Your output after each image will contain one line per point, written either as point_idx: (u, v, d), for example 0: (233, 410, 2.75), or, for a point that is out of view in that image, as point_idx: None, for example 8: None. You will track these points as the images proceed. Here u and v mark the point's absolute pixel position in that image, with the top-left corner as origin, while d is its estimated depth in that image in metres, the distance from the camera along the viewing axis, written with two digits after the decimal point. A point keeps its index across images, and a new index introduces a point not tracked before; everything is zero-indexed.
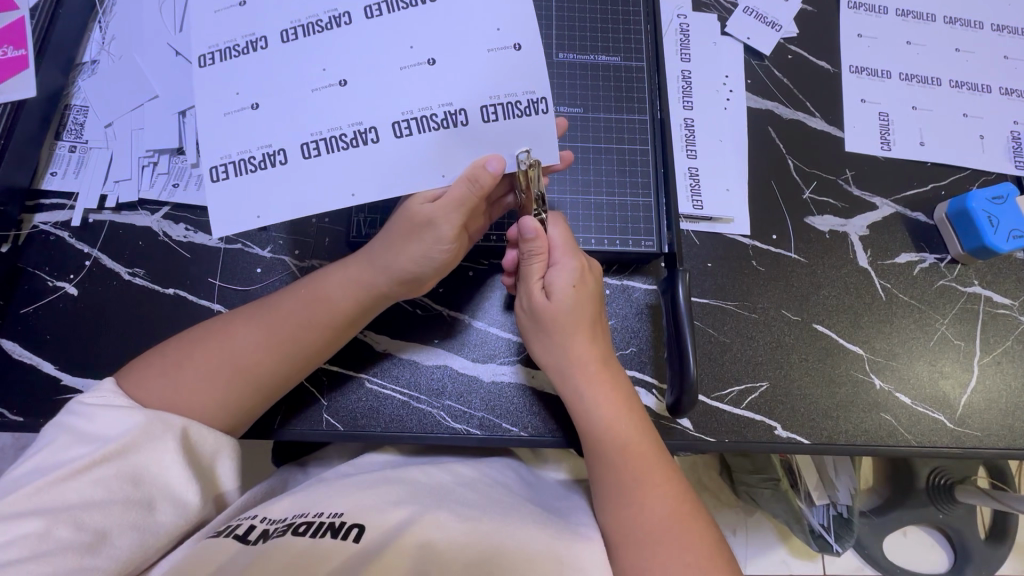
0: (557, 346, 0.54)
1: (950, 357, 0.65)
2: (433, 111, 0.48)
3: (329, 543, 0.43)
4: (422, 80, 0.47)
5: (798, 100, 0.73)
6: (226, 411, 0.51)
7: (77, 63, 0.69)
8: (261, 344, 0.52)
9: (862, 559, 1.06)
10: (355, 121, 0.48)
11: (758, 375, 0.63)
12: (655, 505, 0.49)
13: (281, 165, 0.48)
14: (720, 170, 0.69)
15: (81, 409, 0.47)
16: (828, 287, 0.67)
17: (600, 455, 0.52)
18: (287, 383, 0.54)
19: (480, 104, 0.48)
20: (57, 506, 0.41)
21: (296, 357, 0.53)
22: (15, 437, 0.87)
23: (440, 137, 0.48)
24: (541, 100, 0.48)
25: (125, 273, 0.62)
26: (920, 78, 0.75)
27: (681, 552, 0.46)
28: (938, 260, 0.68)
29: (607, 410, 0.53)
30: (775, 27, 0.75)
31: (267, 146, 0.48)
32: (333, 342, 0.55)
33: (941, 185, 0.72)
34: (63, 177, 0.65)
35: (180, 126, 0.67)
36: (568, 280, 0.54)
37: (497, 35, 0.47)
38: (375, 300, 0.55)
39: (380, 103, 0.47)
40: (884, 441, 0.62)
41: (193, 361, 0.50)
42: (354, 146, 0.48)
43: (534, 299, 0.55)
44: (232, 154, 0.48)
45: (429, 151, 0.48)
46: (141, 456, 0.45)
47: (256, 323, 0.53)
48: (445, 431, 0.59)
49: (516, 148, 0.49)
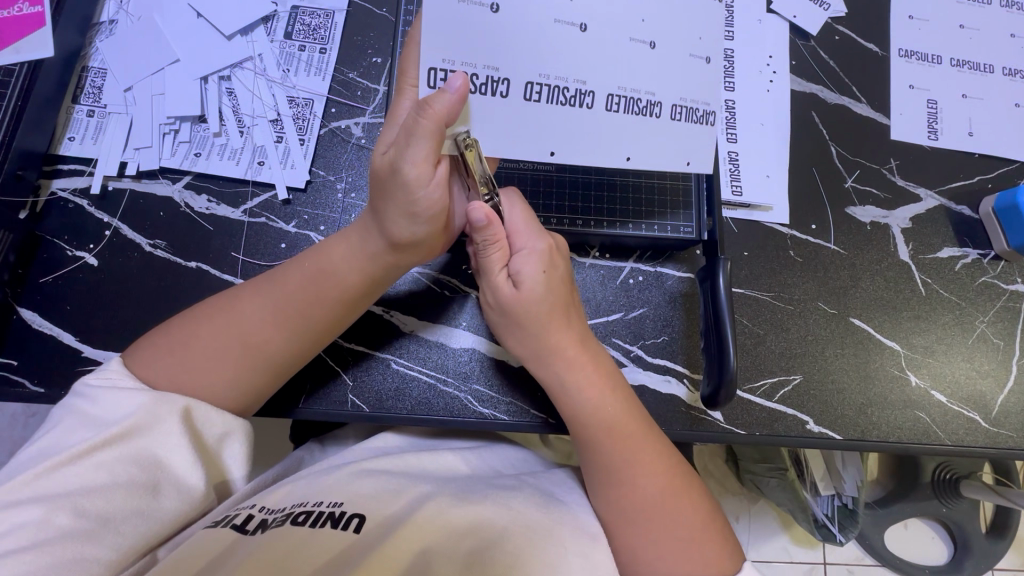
0: (529, 336, 0.51)
1: (987, 356, 0.63)
2: (640, 96, 0.46)
3: (346, 537, 0.42)
4: (570, 42, 0.45)
5: (844, 84, 0.70)
6: (240, 392, 0.49)
7: (94, 23, 0.66)
8: (272, 322, 0.49)
9: (862, 549, 1.06)
10: (579, 79, 0.45)
11: (791, 368, 0.61)
12: (646, 484, 0.49)
13: (501, 96, 0.44)
14: (761, 155, 0.67)
15: (88, 391, 0.45)
16: (867, 280, 0.65)
17: (583, 437, 0.51)
18: (303, 360, 0.52)
19: (673, 102, 0.47)
20: (56, 492, 0.40)
21: (308, 333, 0.51)
22: (26, 404, 0.86)
23: (639, 124, 0.47)
24: (714, 112, 0.48)
25: (146, 245, 0.61)
26: (971, 64, 0.71)
27: (675, 526, 0.47)
28: (982, 255, 0.66)
29: (589, 391, 0.51)
30: (822, 6, 0.72)
31: (493, 69, 0.43)
32: (348, 316, 0.53)
33: (987, 178, 0.69)
34: (81, 142, 0.63)
35: (201, 92, 0.64)
36: (536, 266, 0.50)
37: (696, 46, 0.47)
38: (385, 271, 0.52)
39: (605, 68, 0.45)
40: (917, 439, 0.61)
41: (200, 341, 0.48)
42: (572, 106, 0.46)
43: (501, 291, 0.50)
44: (457, 63, 0.43)
45: (627, 133, 0.47)
46: (146, 439, 0.43)
47: (264, 299, 0.50)
48: (471, 414, 0.58)
49: (686, 150, 0.48)
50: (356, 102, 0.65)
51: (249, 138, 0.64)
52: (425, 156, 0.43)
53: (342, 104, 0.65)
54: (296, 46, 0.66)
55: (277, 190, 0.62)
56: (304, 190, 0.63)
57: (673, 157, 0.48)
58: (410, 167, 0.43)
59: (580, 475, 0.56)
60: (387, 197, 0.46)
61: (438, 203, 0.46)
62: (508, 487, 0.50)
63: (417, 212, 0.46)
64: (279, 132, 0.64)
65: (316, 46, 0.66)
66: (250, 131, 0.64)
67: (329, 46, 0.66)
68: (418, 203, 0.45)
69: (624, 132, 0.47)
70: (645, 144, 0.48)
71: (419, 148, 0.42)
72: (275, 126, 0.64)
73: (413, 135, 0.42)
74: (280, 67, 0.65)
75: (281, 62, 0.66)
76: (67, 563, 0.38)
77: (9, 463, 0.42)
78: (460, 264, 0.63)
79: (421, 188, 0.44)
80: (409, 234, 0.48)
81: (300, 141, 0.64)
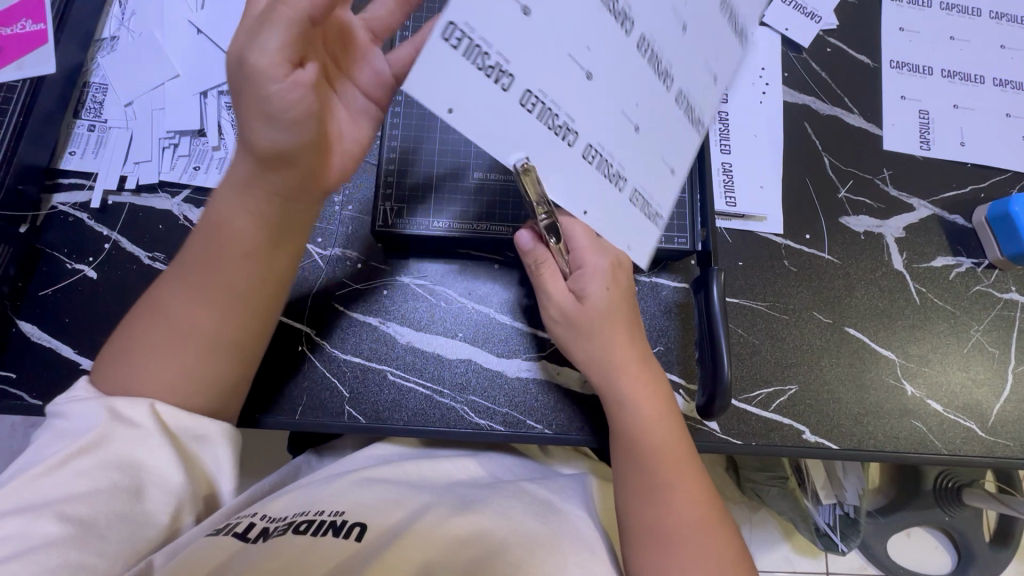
0: (595, 347, 0.53)
1: (984, 365, 0.64)
2: (610, 162, 0.44)
3: (343, 543, 0.42)
4: (575, 83, 0.40)
5: (836, 95, 0.71)
6: (192, 380, 0.47)
7: (96, 39, 0.67)
8: (192, 298, 0.48)
9: (866, 559, 1.05)
10: (573, 113, 0.41)
11: (787, 378, 0.61)
12: (683, 508, 0.48)
13: (501, 89, 0.37)
14: (755, 166, 0.67)
15: (59, 410, 0.46)
16: (861, 289, 0.65)
17: (632, 452, 0.51)
18: (239, 331, 0.49)
19: (633, 185, 0.47)
20: (39, 502, 0.40)
21: (228, 295, 0.48)
22: (25, 416, 0.87)
23: (602, 187, 0.45)
24: (661, 217, 0.50)
25: (145, 258, 0.61)
26: (962, 75, 0.72)
27: (704, 558, 0.46)
28: (976, 264, 0.67)
29: (647, 408, 0.52)
30: (814, 19, 0.73)
31: (503, 59, 0.37)
32: (264, 270, 0.50)
33: (980, 188, 0.69)
34: (81, 156, 0.64)
35: (201, 107, 0.65)
36: (600, 284, 0.52)
37: (667, 156, 0.49)
38: (277, 207, 0.48)
39: (598, 120, 0.43)
40: (913, 449, 0.61)
41: (136, 341, 0.47)
42: (556, 135, 0.40)
43: (563, 304, 0.53)
44: (473, 28, 0.35)
45: (589, 187, 0.44)
46: (116, 444, 0.43)
47: (179, 280, 0.48)
48: (468, 425, 0.58)
49: (630, 235, 0.48)
50: None
51: None
52: (278, 46, 0.41)
53: None
54: None
55: None
56: None
57: (616, 234, 0.47)
58: (261, 57, 0.41)
59: (579, 486, 0.56)
60: (244, 101, 0.43)
61: (301, 106, 0.43)
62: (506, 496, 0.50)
63: (274, 113, 0.43)
64: None
65: None
66: None
67: None
68: (272, 100, 0.42)
69: (587, 184, 0.44)
70: (603, 204, 0.45)
71: (273, 35, 0.40)
72: None
73: (267, 21, 0.40)
74: None
75: None
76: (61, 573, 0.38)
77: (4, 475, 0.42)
78: (457, 276, 0.63)
79: (272, 82, 0.41)
80: (275, 142, 0.44)
81: None
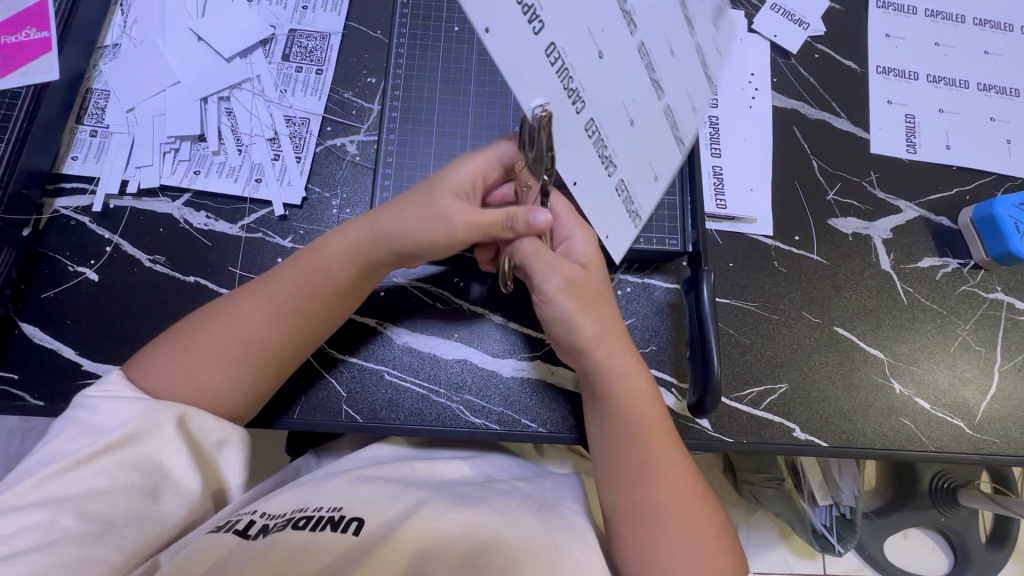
0: (598, 321, 0.52)
1: (971, 364, 0.65)
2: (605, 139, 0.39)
3: (345, 538, 0.43)
4: (602, 41, 0.35)
5: (824, 100, 0.72)
6: (238, 393, 0.50)
7: (98, 47, 0.68)
8: (264, 318, 0.51)
9: (862, 560, 1.06)
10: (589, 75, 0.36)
11: (778, 377, 0.62)
12: (670, 487, 0.49)
13: (536, 21, 0.32)
14: (744, 168, 0.69)
15: (88, 402, 0.46)
16: (849, 289, 0.66)
17: (620, 433, 0.51)
18: (295, 358, 0.53)
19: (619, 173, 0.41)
20: (61, 496, 0.41)
21: (300, 327, 0.52)
22: (24, 419, 0.87)
23: (588, 158, 0.40)
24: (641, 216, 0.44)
25: (146, 260, 0.62)
26: (947, 80, 0.74)
27: (689, 533, 0.48)
28: (961, 265, 0.68)
29: (636, 387, 0.52)
30: (802, 26, 0.74)
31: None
32: (335, 308, 0.54)
33: (965, 190, 0.71)
34: (84, 161, 0.65)
35: (202, 113, 0.66)
36: (589, 243, 0.54)
37: (660, 157, 0.42)
38: (370, 260, 0.53)
39: (611, 90, 0.37)
40: (901, 446, 0.62)
41: (198, 344, 0.50)
42: (563, 83, 0.35)
43: (572, 271, 0.51)
44: None
45: (577, 155, 0.40)
46: (144, 445, 0.44)
47: (258, 298, 0.52)
48: (463, 424, 0.59)
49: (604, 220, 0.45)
50: (351, 120, 0.67)
51: (247, 156, 0.66)
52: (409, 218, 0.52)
53: (337, 123, 0.67)
54: (293, 68, 0.68)
55: (274, 206, 0.64)
56: (301, 207, 0.65)
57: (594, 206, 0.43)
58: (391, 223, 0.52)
59: (574, 484, 0.57)
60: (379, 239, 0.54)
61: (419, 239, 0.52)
62: (503, 493, 0.51)
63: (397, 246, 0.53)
64: (276, 150, 0.66)
65: (312, 67, 0.69)
66: (248, 149, 0.66)
67: (326, 67, 0.69)
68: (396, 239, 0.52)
69: (576, 149, 0.40)
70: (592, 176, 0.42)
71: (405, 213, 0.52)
72: (272, 144, 0.66)
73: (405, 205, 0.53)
74: (277, 87, 0.68)
75: (278, 83, 0.68)
76: (68, 567, 0.38)
77: (13, 471, 0.43)
78: (454, 277, 0.64)
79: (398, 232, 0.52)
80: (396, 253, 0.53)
81: (296, 159, 0.66)
